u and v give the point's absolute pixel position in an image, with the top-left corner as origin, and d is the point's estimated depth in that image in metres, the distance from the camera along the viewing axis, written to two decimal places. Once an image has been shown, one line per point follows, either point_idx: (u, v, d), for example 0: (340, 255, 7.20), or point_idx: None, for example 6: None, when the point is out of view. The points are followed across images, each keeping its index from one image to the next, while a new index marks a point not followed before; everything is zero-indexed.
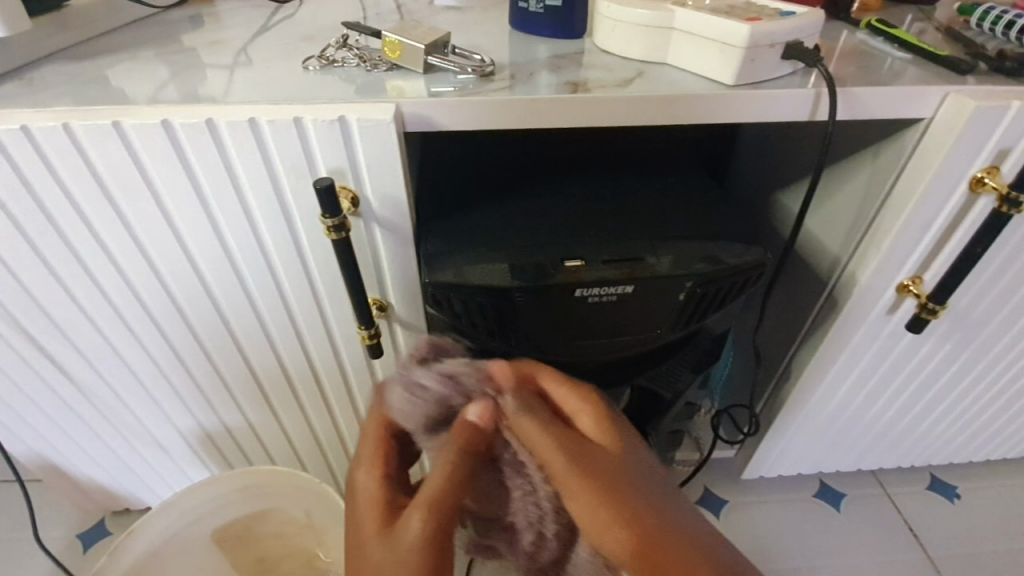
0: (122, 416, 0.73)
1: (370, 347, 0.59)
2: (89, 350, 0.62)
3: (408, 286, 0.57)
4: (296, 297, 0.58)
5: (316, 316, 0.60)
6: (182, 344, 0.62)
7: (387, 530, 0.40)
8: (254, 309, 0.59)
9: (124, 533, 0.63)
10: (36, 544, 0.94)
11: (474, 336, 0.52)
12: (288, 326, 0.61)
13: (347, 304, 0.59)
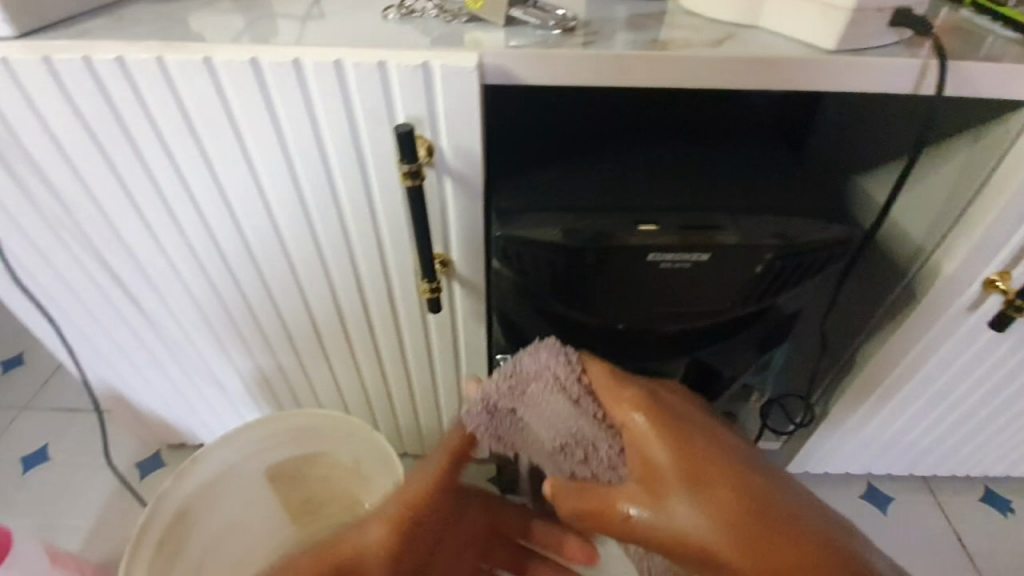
0: (187, 354, 0.76)
1: (431, 301, 0.59)
2: (164, 289, 0.66)
3: (473, 242, 0.57)
4: (361, 247, 0.59)
5: (378, 268, 0.61)
6: (248, 286, 0.65)
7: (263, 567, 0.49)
8: (319, 256, 0.61)
9: (188, 460, 0.66)
10: (101, 468, 1.02)
11: (539, 296, 0.52)
12: (351, 277, 0.63)
13: (410, 258, 0.60)
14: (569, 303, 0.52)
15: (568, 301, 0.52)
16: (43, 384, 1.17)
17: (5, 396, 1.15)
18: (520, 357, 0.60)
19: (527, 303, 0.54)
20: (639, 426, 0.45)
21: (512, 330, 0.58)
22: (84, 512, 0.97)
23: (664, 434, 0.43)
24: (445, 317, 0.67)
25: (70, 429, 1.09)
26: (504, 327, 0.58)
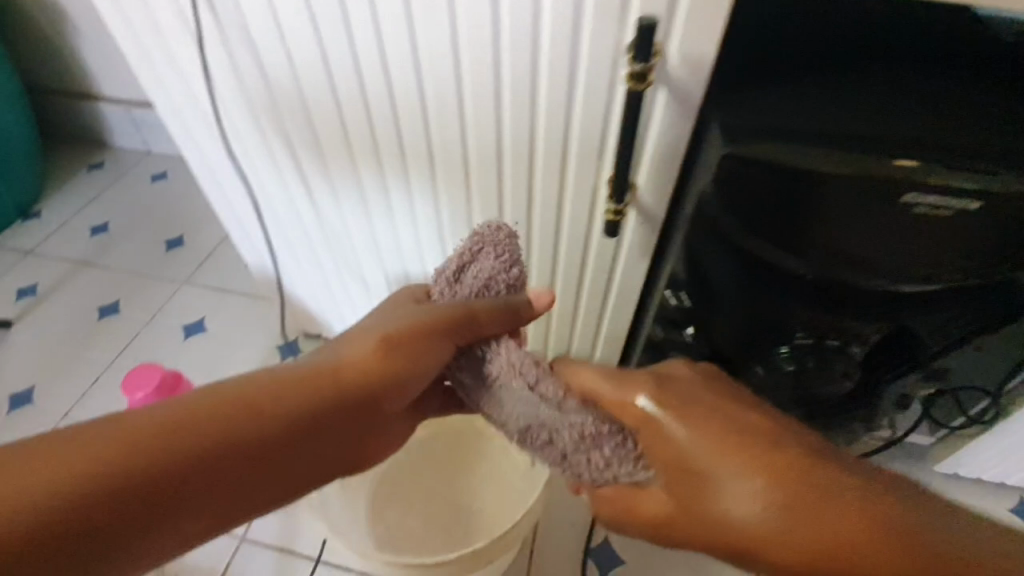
0: (345, 251, 0.81)
1: (609, 224, 0.58)
2: (339, 184, 0.69)
3: (668, 165, 0.53)
4: (543, 162, 0.58)
5: (554, 186, 0.59)
6: (419, 189, 0.66)
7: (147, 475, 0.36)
8: (497, 167, 0.60)
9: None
10: (251, 343, 1.15)
11: (752, 230, 0.49)
12: (523, 194, 0.62)
13: (591, 180, 0.58)
14: (783, 236, 0.48)
15: (782, 235, 0.48)
16: (201, 264, 1.31)
17: (171, 269, 1.30)
18: (696, 291, 0.59)
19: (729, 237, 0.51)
20: (658, 421, 0.42)
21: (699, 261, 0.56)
22: (235, 379, 1.09)
23: (743, 442, 0.38)
24: (607, 247, 0.65)
25: (224, 307, 1.22)
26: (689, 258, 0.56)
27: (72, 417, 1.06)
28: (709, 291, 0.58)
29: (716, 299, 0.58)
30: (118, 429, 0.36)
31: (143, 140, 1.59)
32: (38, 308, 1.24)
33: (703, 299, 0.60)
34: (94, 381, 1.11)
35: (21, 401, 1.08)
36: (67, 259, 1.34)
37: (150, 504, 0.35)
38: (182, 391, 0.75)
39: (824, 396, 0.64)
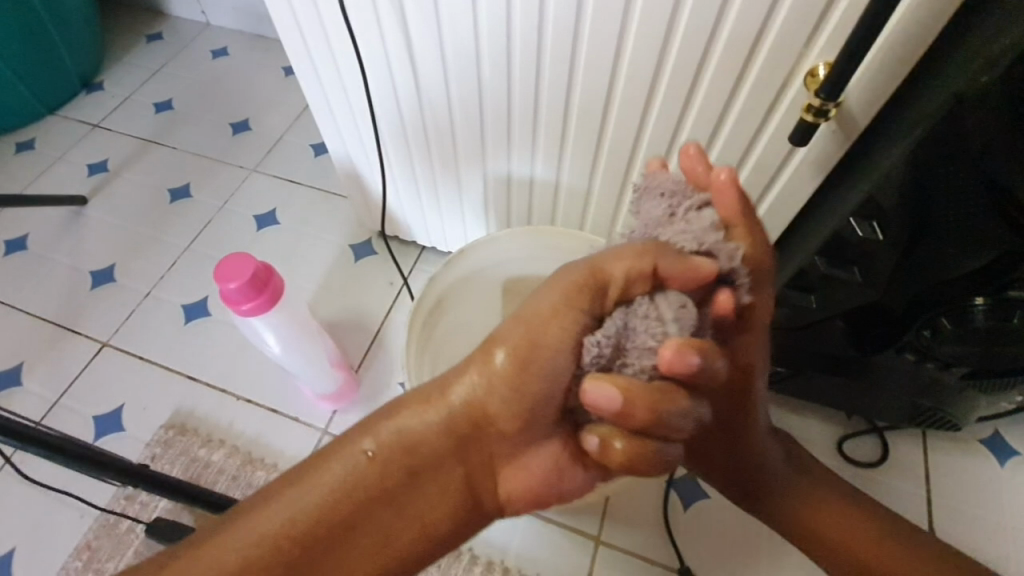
0: (440, 147, 0.75)
1: (803, 128, 0.50)
2: (458, 66, 0.61)
3: (898, 58, 0.46)
4: (724, 50, 0.50)
5: (730, 77, 0.52)
6: (553, 71, 0.58)
7: (318, 539, 0.41)
8: (662, 47, 0.52)
9: (459, 251, 0.67)
10: (323, 239, 1.11)
11: (995, 144, 0.44)
12: (686, 83, 0.54)
13: (785, 70, 0.50)
14: None
15: None
16: (269, 151, 1.24)
17: (240, 155, 1.24)
18: (896, 221, 0.54)
19: (962, 153, 0.47)
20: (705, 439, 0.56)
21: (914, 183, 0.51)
22: (311, 275, 1.06)
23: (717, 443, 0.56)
24: (773, 158, 0.58)
25: (295, 199, 1.17)
26: (905, 180, 0.51)
27: (153, 297, 1.06)
28: (912, 219, 0.52)
29: (918, 232, 0.52)
30: (246, 543, 0.40)
31: (202, 10, 1.46)
32: (109, 185, 1.22)
33: (899, 230, 0.54)
34: (173, 264, 1.10)
35: (102, 278, 1.09)
36: (134, 136, 1.29)
37: (302, 549, 0.41)
38: (272, 285, 0.72)
39: (1003, 355, 0.58)
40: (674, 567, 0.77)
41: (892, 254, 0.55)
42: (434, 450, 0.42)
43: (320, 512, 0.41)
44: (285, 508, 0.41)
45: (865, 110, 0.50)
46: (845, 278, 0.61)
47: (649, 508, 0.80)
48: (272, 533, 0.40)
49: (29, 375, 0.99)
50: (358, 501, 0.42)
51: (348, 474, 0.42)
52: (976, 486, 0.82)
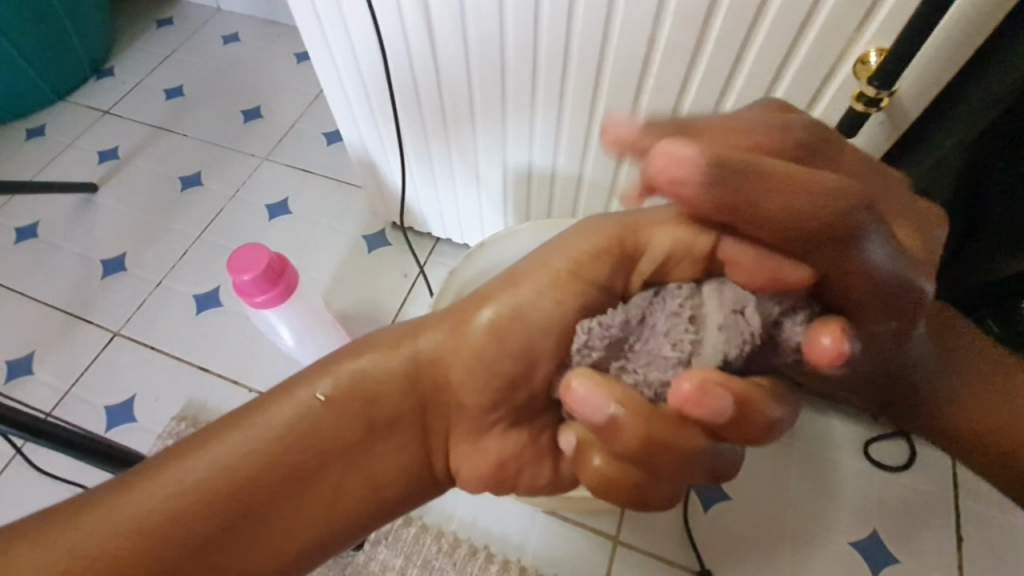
0: (460, 136, 0.72)
1: (852, 118, 0.47)
2: (482, 51, 0.59)
3: (956, 46, 0.43)
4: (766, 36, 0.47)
5: (771, 63, 0.49)
6: (582, 56, 0.56)
7: (251, 495, 0.36)
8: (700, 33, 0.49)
9: (481, 245, 0.67)
10: (335, 230, 1.09)
11: None
12: (724, 71, 0.52)
13: (833, 54, 0.47)
14: None
15: None
16: (281, 139, 1.23)
17: (251, 143, 1.22)
18: (946, 214, 0.56)
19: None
20: None
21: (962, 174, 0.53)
22: (323, 265, 1.05)
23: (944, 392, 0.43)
24: None
25: (307, 189, 1.15)
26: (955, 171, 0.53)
27: (164, 287, 1.05)
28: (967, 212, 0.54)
29: (970, 224, 0.56)
30: (165, 498, 0.35)
31: None
32: (120, 173, 1.20)
33: (948, 221, 0.57)
34: (184, 253, 1.09)
35: (114, 267, 1.08)
36: (145, 123, 1.27)
37: (235, 512, 0.36)
38: (287, 277, 0.70)
39: None
40: (694, 569, 0.75)
41: (938, 244, 0.59)
42: (391, 406, 0.41)
43: (258, 463, 0.37)
44: (224, 455, 0.37)
45: (919, 99, 0.48)
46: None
47: (668, 508, 0.79)
48: (205, 484, 0.36)
49: (41, 364, 0.98)
50: (303, 455, 0.38)
51: (294, 421, 0.38)
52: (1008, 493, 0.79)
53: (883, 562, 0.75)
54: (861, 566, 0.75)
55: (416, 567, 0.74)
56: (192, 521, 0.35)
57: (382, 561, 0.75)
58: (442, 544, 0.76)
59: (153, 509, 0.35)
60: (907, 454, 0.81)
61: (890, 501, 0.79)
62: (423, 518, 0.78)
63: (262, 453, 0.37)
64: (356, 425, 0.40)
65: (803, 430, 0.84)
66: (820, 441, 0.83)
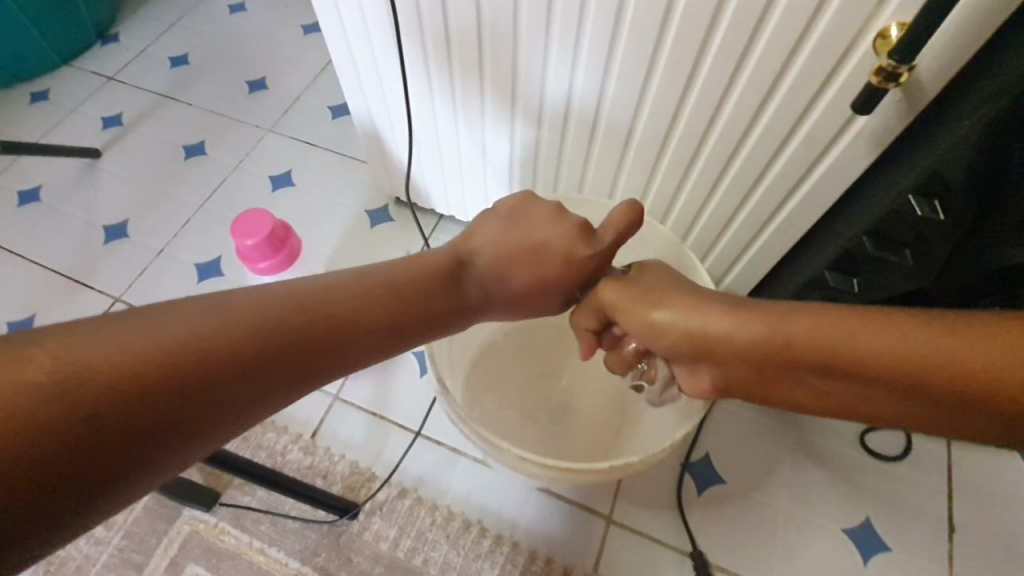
0: (468, 109, 0.71)
1: (868, 93, 0.46)
2: (493, 22, 0.58)
3: (977, 21, 0.42)
4: (782, 14, 0.47)
5: (788, 41, 0.48)
6: (593, 30, 0.54)
7: (247, 367, 0.34)
8: (714, 10, 0.48)
9: None
10: (338, 203, 1.08)
11: None
12: (738, 49, 0.51)
13: (852, 32, 0.46)
14: None
15: None
16: (286, 111, 1.21)
17: (256, 114, 1.21)
18: (959, 198, 0.53)
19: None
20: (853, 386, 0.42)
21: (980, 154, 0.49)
22: (326, 239, 1.04)
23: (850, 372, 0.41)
24: (824, 132, 0.54)
25: (311, 162, 1.14)
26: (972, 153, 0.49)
27: (165, 255, 1.04)
28: (972, 201, 0.53)
29: (986, 210, 0.53)
30: (142, 343, 0.31)
31: None
32: (123, 140, 1.19)
33: (963, 207, 0.54)
34: (186, 222, 1.08)
35: (116, 233, 1.07)
36: (149, 91, 1.26)
37: (219, 387, 0.32)
38: (289, 244, 0.70)
39: None
40: (686, 551, 0.75)
41: (950, 230, 0.56)
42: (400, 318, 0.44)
43: (267, 333, 0.36)
44: (171, 325, 0.32)
45: (937, 76, 0.47)
46: (895, 259, 0.62)
47: (662, 490, 0.79)
48: (145, 352, 0.30)
49: (42, 327, 0.98)
50: (310, 333, 0.38)
51: (311, 305, 0.39)
52: (1001, 487, 0.79)
53: (874, 550, 0.76)
54: (852, 553, 0.75)
55: (410, 538, 0.75)
56: (123, 381, 0.29)
57: (377, 531, 0.75)
58: (436, 517, 0.76)
59: (122, 350, 0.30)
60: (902, 445, 0.82)
61: (883, 491, 0.79)
62: (418, 491, 0.78)
63: (264, 324, 0.36)
64: (365, 318, 0.42)
65: (801, 417, 0.84)
66: (816, 428, 0.83)
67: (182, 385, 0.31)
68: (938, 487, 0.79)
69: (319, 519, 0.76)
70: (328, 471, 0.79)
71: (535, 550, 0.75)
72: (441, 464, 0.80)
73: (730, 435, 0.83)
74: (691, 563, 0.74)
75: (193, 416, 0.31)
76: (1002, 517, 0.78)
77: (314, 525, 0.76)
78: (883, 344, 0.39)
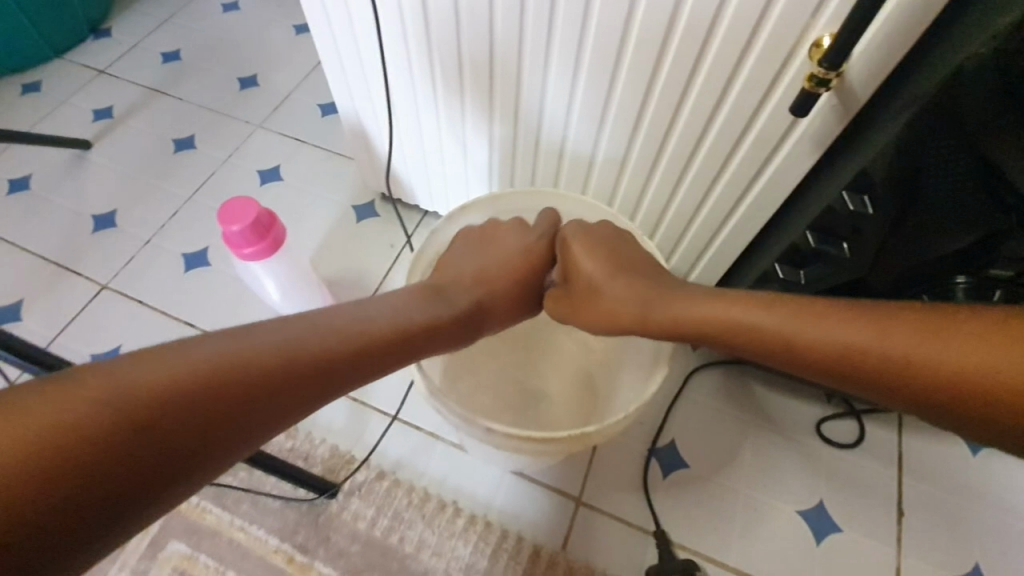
0: (449, 109, 0.75)
1: (805, 96, 0.51)
2: (472, 29, 0.62)
3: (898, 37, 0.48)
4: (727, 29, 0.52)
5: (735, 52, 0.53)
6: (562, 38, 0.59)
7: (203, 416, 0.34)
8: (668, 24, 0.53)
9: (462, 208, 0.70)
10: (325, 198, 1.11)
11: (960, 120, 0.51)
12: (691, 58, 0.55)
13: (790, 44, 0.51)
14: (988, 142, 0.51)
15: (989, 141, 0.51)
16: (276, 108, 1.24)
17: (246, 110, 1.24)
18: (884, 196, 0.59)
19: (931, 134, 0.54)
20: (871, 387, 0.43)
21: (898, 154, 0.56)
22: (311, 231, 1.07)
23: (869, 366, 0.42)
24: (771, 134, 0.59)
25: (300, 157, 1.17)
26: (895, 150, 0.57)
27: (153, 245, 1.07)
28: (898, 195, 0.59)
29: (908, 205, 0.59)
30: (75, 406, 0.30)
31: None
32: (114, 132, 1.21)
33: (887, 204, 0.60)
34: (174, 213, 1.11)
35: (104, 223, 1.09)
36: (140, 85, 1.28)
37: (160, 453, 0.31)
38: (274, 232, 0.73)
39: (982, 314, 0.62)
40: (650, 531, 0.79)
41: (880, 224, 0.62)
42: (363, 340, 0.46)
43: (217, 369, 0.35)
44: (118, 372, 0.32)
45: (864, 85, 0.52)
46: (834, 253, 0.67)
47: (629, 473, 0.83)
48: (77, 417, 0.30)
49: (29, 312, 1.00)
50: (261, 371, 0.37)
51: (252, 342, 0.39)
52: (949, 474, 0.84)
53: (826, 531, 0.80)
54: (806, 533, 0.80)
55: (387, 517, 0.78)
56: (40, 457, 0.28)
57: (354, 510, 0.78)
58: (412, 497, 0.79)
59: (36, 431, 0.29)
60: (856, 433, 0.87)
61: (838, 477, 0.84)
62: (396, 473, 0.81)
63: (210, 363, 0.35)
64: (312, 343, 0.42)
65: (763, 407, 0.88)
66: (776, 418, 0.88)
67: (124, 458, 0.30)
68: (886, 473, 0.84)
69: (298, 498, 0.79)
70: (309, 453, 0.82)
71: (506, 529, 0.78)
72: (418, 448, 0.84)
73: (693, 423, 0.87)
74: (653, 541, 0.78)
75: (131, 487, 0.30)
76: (948, 502, 0.83)
77: (294, 504, 0.79)
78: (870, 347, 0.42)
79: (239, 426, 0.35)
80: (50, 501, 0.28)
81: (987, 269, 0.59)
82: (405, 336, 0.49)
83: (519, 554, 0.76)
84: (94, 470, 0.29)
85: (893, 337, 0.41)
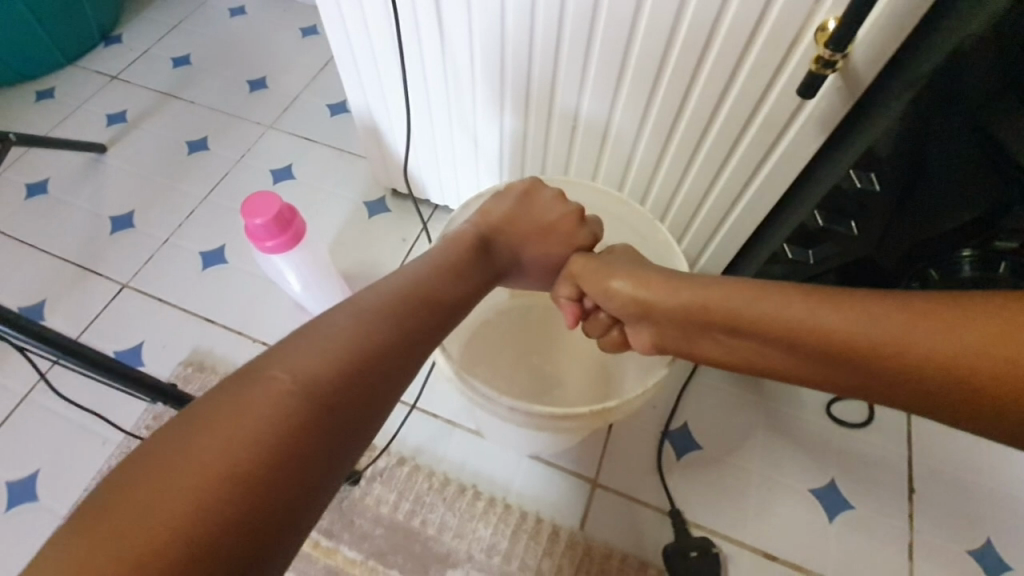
0: (461, 104, 0.78)
1: (812, 78, 0.53)
2: (485, 25, 0.64)
3: (900, 19, 0.50)
4: (733, 18, 0.54)
5: (741, 40, 0.55)
6: (572, 31, 0.61)
7: (330, 401, 0.38)
8: (676, 15, 0.55)
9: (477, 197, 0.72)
10: (336, 195, 1.14)
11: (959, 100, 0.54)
12: (699, 46, 0.57)
13: (795, 29, 0.53)
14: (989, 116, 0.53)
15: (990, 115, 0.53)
16: (285, 108, 1.27)
17: (256, 112, 1.26)
18: (891, 173, 0.61)
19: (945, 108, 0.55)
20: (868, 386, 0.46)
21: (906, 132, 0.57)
22: (325, 228, 1.09)
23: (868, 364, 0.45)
24: (778, 117, 0.61)
25: (311, 156, 1.19)
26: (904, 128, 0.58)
27: (171, 244, 1.09)
28: (905, 171, 0.60)
29: (914, 179, 0.61)
30: (229, 426, 0.35)
31: None
32: (128, 136, 1.24)
33: (894, 181, 0.62)
34: (191, 212, 1.13)
35: (122, 224, 1.12)
36: (151, 89, 1.31)
37: (308, 439, 0.36)
38: (295, 225, 0.75)
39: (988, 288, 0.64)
40: (665, 510, 0.81)
41: (887, 201, 0.64)
42: (425, 302, 0.49)
43: (324, 360, 0.40)
44: (246, 391, 0.37)
45: (869, 65, 0.54)
46: (841, 232, 0.69)
47: (643, 455, 0.85)
48: (234, 433, 0.35)
49: (52, 311, 1.02)
50: (360, 351, 0.42)
51: (341, 327, 0.43)
52: (958, 450, 0.86)
53: (839, 508, 0.82)
54: (819, 510, 0.82)
55: (409, 501, 0.80)
56: (224, 472, 0.33)
57: (377, 495, 0.80)
58: (433, 482, 0.81)
59: (209, 455, 0.34)
60: (865, 412, 0.88)
61: (849, 455, 0.85)
62: (416, 459, 0.83)
63: (316, 357, 0.40)
64: (387, 317, 0.45)
65: (773, 389, 0.90)
66: (786, 399, 0.89)
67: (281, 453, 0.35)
68: (896, 451, 0.86)
69: None
70: None
71: (525, 510, 0.80)
72: (437, 434, 0.86)
73: (704, 404, 0.89)
74: (669, 520, 0.80)
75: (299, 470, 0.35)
76: (958, 477, 0.84)
77: None
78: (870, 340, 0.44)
79: (360, 400, 0.40)
80: (248, 501, 0.33)
81: (993, 242, 0.61)
82: (461, 306, 0.53)
83: (539, 535, 0.78)
84: (266, 468, 0.34)
85: (909, 334, 0.43)
